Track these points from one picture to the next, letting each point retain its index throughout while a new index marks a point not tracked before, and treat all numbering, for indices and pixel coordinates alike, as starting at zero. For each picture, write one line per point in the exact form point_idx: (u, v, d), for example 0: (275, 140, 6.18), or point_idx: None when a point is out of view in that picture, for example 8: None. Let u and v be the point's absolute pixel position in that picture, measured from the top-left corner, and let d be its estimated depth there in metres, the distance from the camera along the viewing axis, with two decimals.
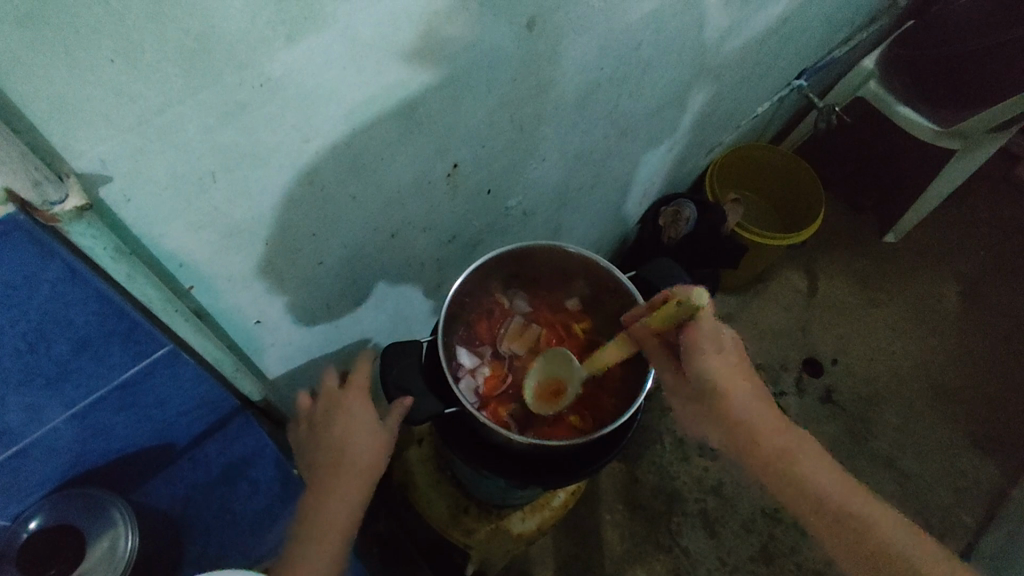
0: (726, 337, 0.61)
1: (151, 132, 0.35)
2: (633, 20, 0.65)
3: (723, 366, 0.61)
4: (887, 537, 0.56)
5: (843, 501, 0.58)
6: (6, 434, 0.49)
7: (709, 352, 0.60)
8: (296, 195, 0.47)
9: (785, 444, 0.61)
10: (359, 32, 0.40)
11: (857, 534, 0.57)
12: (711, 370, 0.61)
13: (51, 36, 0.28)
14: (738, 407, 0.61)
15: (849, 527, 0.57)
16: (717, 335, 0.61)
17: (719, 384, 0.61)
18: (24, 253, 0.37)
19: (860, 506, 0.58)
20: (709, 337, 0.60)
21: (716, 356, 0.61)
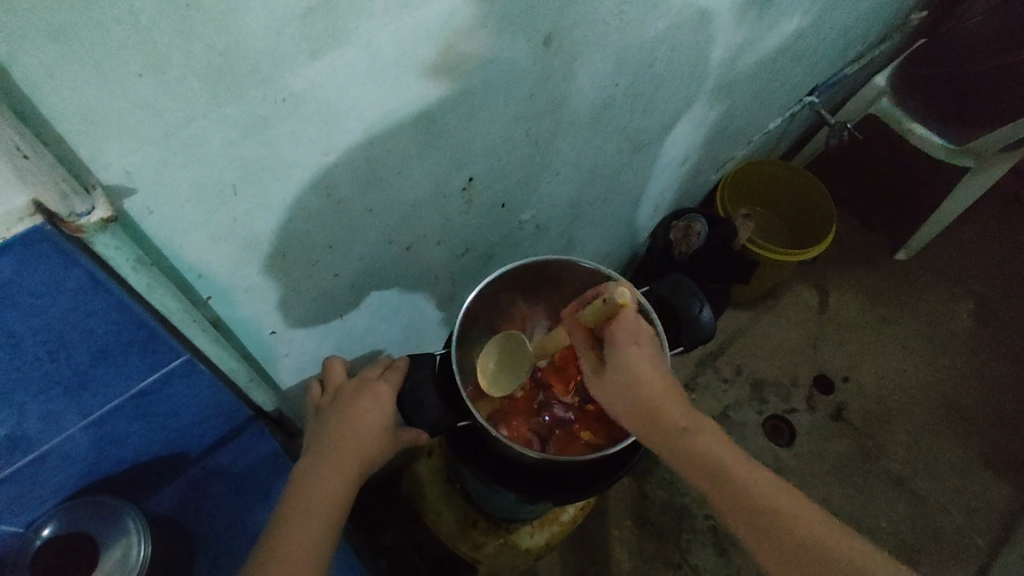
0: (646, 333, 0.53)
1: (175, 143, 0.35)
2: (647, 38, 0.66)
3: (637, 356, 0.52)
4: (794, 521, 0.43)
5: (745, 484, 0.44)
6: (24, 441, 0.49)
7: (624, 344, 0.53)
8: (314, 207, 0.48)
9: (686, 423, 0.48)
10: (380, 49, 0.41)
11: (763, 520, 0.43)
12: (622, 357, 0.52)
13: (81, 49, 0.28)
14: (641, 388, 0.50)
15: (754, 515, 0.44)
16: (636, 333, 0.53)
17: (631, 373, 0.51)
18: (47, 263, 0.37)
19: (769, 492, 0.44)
20: (625, 331, 0.53)
21: (634, 349, 0.52)
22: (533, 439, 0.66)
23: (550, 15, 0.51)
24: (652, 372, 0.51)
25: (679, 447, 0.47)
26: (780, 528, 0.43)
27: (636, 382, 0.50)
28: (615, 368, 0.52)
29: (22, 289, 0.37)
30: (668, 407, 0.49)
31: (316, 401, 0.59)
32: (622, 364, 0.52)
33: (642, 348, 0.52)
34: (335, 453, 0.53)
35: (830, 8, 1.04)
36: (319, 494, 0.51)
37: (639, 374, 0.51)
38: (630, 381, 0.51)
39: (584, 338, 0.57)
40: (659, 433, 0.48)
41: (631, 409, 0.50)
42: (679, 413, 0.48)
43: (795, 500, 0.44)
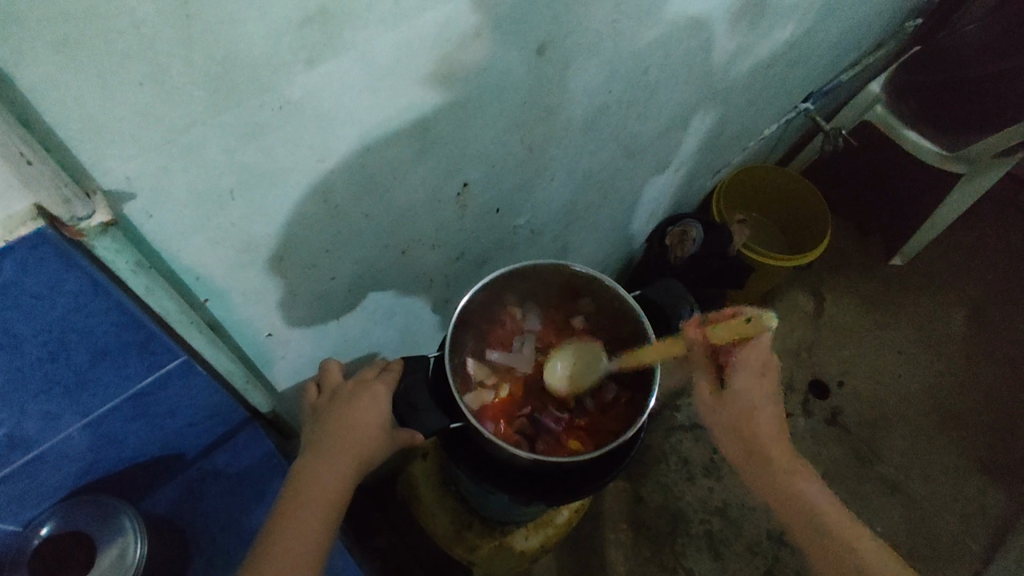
0: (773, 364, 0.68)
1: (175, 150, 0.36)
2: (640, 47, 0.67)
3: (758, 388, 0.68)
4: (852, 543, 0.61)
5: (818, 507, 0.65)
6: (24, 441, 0.50)
7: (750, 376, 0.68)
8: (310, 212, 0.49)
9: (793, 467, 0.67)
10: (375, 58, 0.42)
11: (802, 513, 0.65)
12: (747, 387, 0.68)
13: (86, 60, 0.30)
14: (753, 428, 0.68)
15: (813, 523, 0.64)
16: (761, 361, 0.67)
17: (750, 404, 0.68)
18: (49, 266, 0.38)
19: (843, 528, 0.63)
20: (751, 360, 0.68)
21: (752, 380, 0.68)
22: (521, 441, 0.66)
23: (545, 25, 0.53)
24: (767, 406, 0.68)
25: (788, 484, 0.66)
26: (820, 521, 0.64)
27: (750, 422, 0.68)
28: (737, 398, 0.68)
29: (24, 290, 0.38)
30: (775, 451, 0.67)
31: (311, 402, 0.60)
32: (742, 394, 0.68)
33: (761, 378, 0.68)
34: (331, 453, 0.54)
35: (823, 16, 1.06)
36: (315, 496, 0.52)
37: (752, 406, 0.68)
38: (747, 417, 0.68)
39: (707, 360, 0.68)
40: (761, 465, 0.67)
41: (740, 450, 0.69)
42: (780, 456, 0.67)
43: (831, 506, 0.65)
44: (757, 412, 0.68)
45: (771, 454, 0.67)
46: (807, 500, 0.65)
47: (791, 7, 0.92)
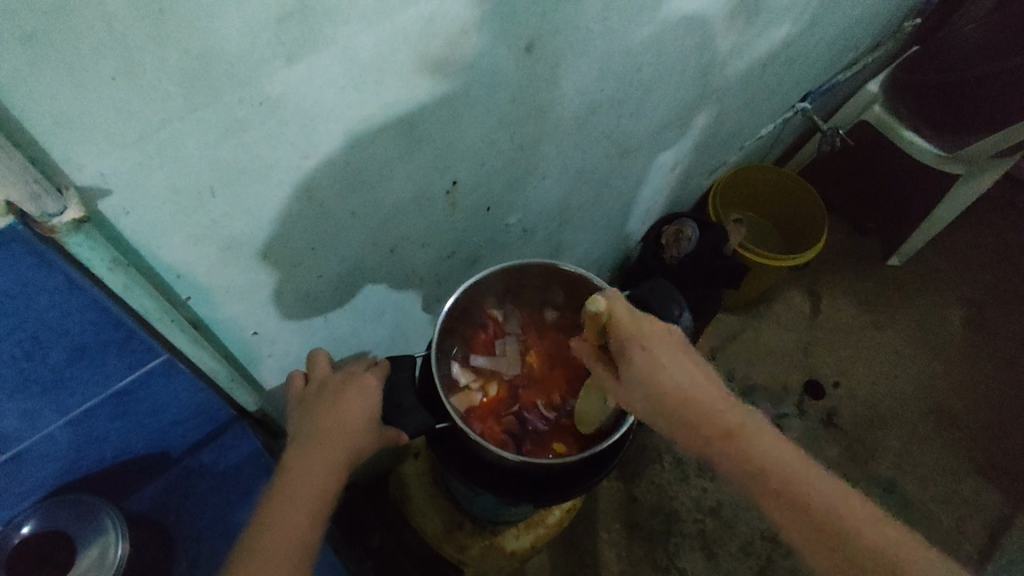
0: (658, 335, 0.51)
1: (151, 146, 0.36)
2: (633, 44, 0.66)
3: (648, 359, 0.49)
4: (848, 525, 0.41)
5: (814, 487, 0.42)
6: (2, 439, 0.49)
7: (631, 349, 0.50)
8: (295, 210, 0.48)
9: (721, 410, 0.46)
10: (358, 55, 0.41)
11: (805, 504, 0.42)
12: (636, 365, 0.49)
13: (55, 54, 0.29)
14: (673, 392, 0.47)
15: (826, 534, 0.41)
16: (643, 338, 0.51)
17: (648, 376, 0.48)
18: (22, 264, 0.37)
19: (850, 508, 0.42)
20: (628, 337, 0.51)
21: (639, 351, 0.50)
22: (506, 440, 0.65)
23: (533, 22, 0.52)
24: (679, 367, 0.49)
25: (731, 450, 0.44)
26: (824, 514, 0.41)
27: (657, 382, 0.48)
28: (630, 376, 0.49)
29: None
30: (713, 406, 0.46)
31: (297, 393, 0.58)
32: (637, 370, 0.49)
33: (651, 352, 0.50)
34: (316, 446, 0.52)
35: (821, 15, 1.05)
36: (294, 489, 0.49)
37: (652, 374, 0.48)
38: (651, 386, 0.48)
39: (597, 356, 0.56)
40: (700, 438, 0.45)
41: (671, 417, 0.47)
42: (729, 412, 0.46)
43: (828, 482, 0.43)
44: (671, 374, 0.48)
45: (718, 415, 0.46)
46: (796, 475, 0.43)
47: (787, 6, 0.91)
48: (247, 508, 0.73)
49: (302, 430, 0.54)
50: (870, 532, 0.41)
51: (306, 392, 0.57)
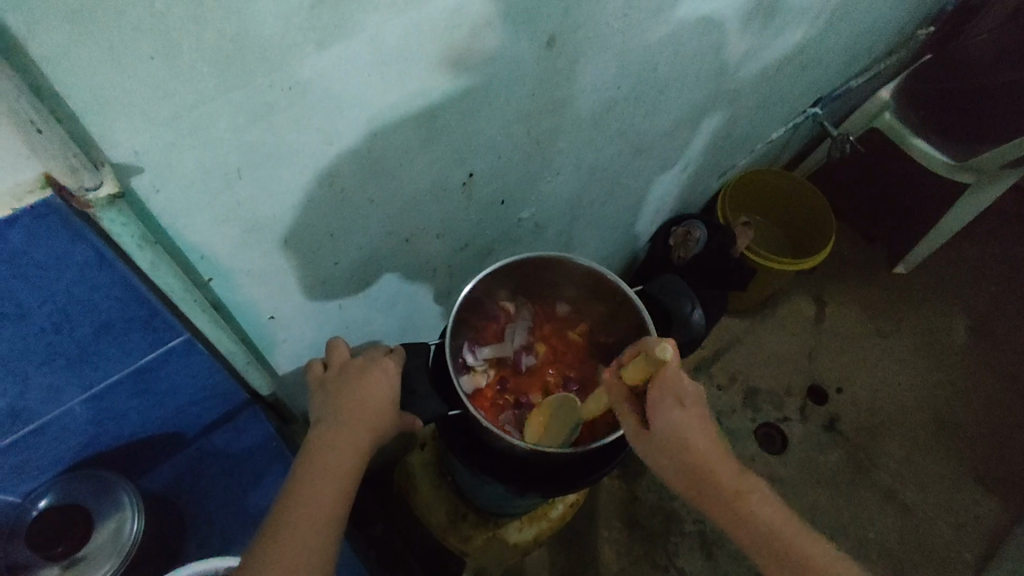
0: (689, 389, 0.52)
1: (183, 126, 0.37)
2: (650, 43, 0.67)
3: (685, 423, 0.51)
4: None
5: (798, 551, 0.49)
6: (24, 412, 0.50)
7: (670, 411, 0.51)
8: (316, 195, 0.49)
9: (732, 489, 0.51)
10: (384, 42, 0.42)
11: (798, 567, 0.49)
12: (671, 425, 0.51)
13: (97, 30, 0.30)
14: (694, 461, 0.51)
15: None
16: (682, 394, 0.51)
17: (678, 439, 0.51)
18: (56, 235, 0.38)
19: (806, 545, 0.50)
20: (669, 395, 0.51)
21: (679, 416, 0.51)
22: (511, 428, 0.66)
23: (555, 16, 0.53)
24: (696, 432, 0.51)
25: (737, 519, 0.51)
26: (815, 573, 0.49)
27: (684, 453, 0.51)
28: (665, 434, 0.52)
29: (30, 260, 0.39)
30: (724, 476, 0.51)
31: (317, 376, 0.59)
32: (671, 431, 0.51)
33: (689, 412, 0.51)
34: (339, 424, 0.53)
35: (837, 19, 1.05)
36: (317, 468, 0.49)
37: (682, 439, 0.51)
38: (677, 446, 0.51)
39: (623, 398, 0.54)
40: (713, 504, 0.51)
41: (682, 476, 0.52)
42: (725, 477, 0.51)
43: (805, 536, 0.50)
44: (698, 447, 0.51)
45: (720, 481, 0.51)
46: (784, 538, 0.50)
47: (803, 9, 0.91)
48: (258, 492, 0.74)
49: (321, 411, 0.55)
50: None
51: (322, 378, 0.58)
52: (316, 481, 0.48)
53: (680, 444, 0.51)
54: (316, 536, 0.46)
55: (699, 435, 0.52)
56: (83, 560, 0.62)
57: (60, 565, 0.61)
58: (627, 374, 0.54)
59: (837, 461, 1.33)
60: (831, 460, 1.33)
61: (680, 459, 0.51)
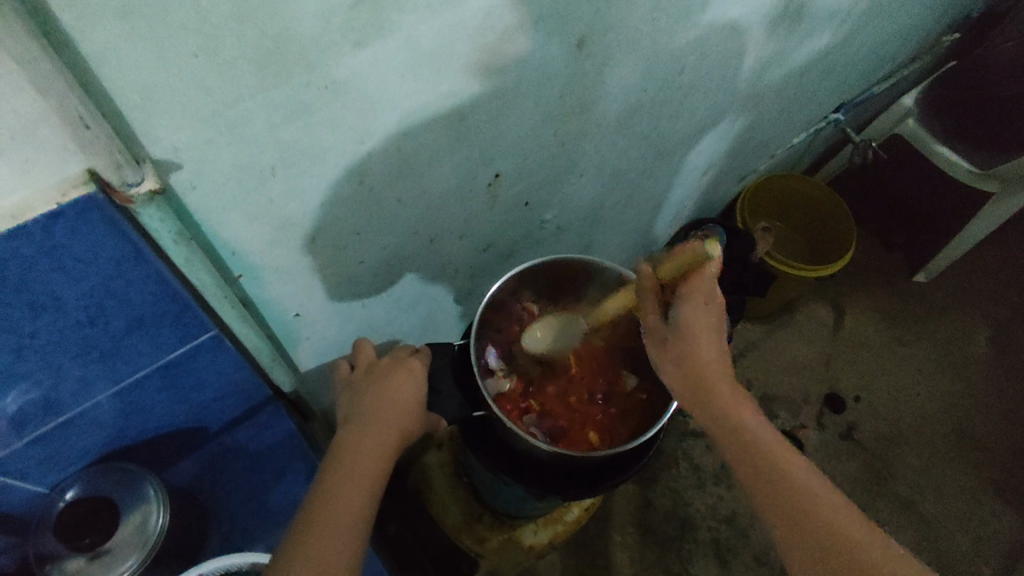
0: (719, 297, 0.53)
1: (222, 124, 0.37)
2: (678, 46, 0.67)
3: (702, 319, 0.52)
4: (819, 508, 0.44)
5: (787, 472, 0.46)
6: (57, 404, 0.51)
7: (695, 302, 0.53)
8: (346, 194, 0.49)
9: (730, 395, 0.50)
10: (420, 43, 0.42)
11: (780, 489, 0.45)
12: (692, 316, 0.52)
13: (145, 29, 0.30)
14: (704, 369, 0.51)
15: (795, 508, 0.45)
16: (710, 294, 0.53)
17: (692, 332, 0.52)
18: (96, 231, 0.39)
19: (800, 476, 0.46)
20: (699, 289, 0.53)
21: (699, 309, 0.52)
22: (534, 431, 0.66)
23: (585, 20, 0.53)
24: (709, 337, 0.52)
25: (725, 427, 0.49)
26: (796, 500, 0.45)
27: (692, 346, 0.51)
28: (682, 324, 0.52)
29: (70, 255, 0.39)
30: (716, 377, 0.50)
31: (344, 376, 0.60)
32: (689, 323, 0.52)
33: (711, 313, 0.52)
34: (366, 424, 0.53)
35: (864, 24, 1.04)
36: (344, 468, 0.49)
37: (696, 337, 0.52)
38: (686, 340, 0.52)
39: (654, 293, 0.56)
40: (702, 399, 0.50)
41: (688, 385, 0.51)
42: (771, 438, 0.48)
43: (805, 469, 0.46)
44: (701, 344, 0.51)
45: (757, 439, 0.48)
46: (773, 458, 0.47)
47: (829, 14, 0.91)
48: (281, 488, 0.76)
49: (348, 412, 0.55)
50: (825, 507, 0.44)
51: (349, 378, 0.59)
52: (344, 482, 0.48)
53: (688, 336, 0.52)
54: (344, 532, 0.46)
55: (707, 332, 0.52)
56: (108, 553, 0.62)
57: (86, 557, 0.61)
58: (665, 269, 0.57)
59: (854, 470, 1.32)
60: (848, 470, 1.32)
61: (681, 349, 0.52)
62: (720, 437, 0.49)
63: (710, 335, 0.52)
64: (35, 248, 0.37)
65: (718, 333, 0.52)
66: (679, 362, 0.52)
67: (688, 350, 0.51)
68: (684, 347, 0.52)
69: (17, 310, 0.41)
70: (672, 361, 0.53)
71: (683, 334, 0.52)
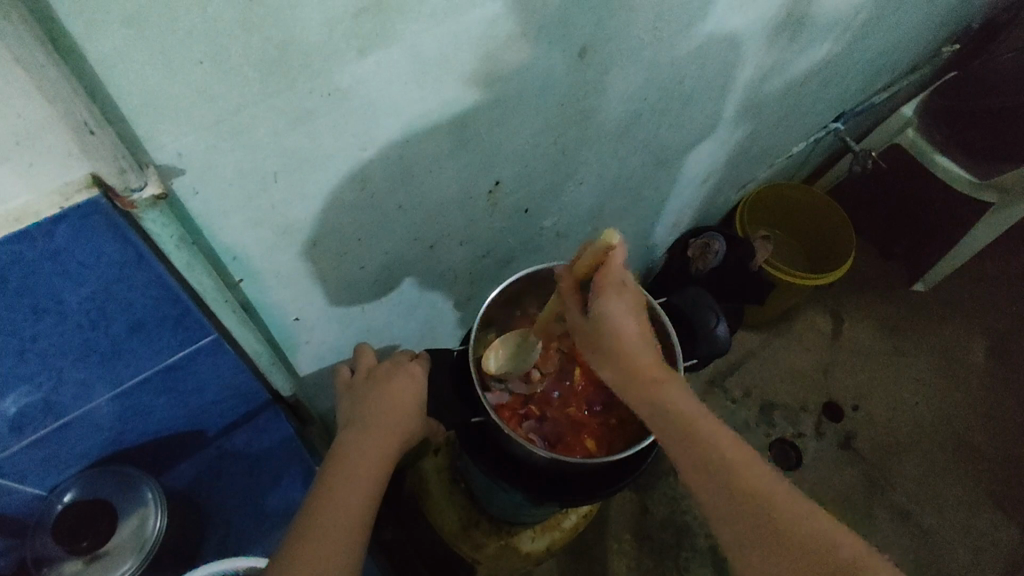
0: (632, 283, 0.52)
1: (226, 130, 0.37)
2: (678, 56, 0.67)
3: (622, 310, 0.51)
4: (756, 480, 0.43)
5: (718, 442, 0.44)
6: (56, 407, 0.51)
7: (610, 296, 0.51)
8: (348, 199, 0.50)
9: (658, 373, 0.48)
10: (423, 51, 0.42)
11: (719, 460, 0.43)
12: (610, 310, 0.51)
13: (152, 35, 0.30)
14: (626, 354, 0.49)
15: (734, 480, 0.43)
16: (622, 281, 0.52)
17: (613, 325, 0.50)
18: (100, 235, 0.39)
19: (732, 448, 0.44)
20: (613, 280, 0.52)
21: (616, 307, 0.51)
22: (533, 437, 0.66)
23: (587, 29, 0.53)
24: (631, 323, 0.51)
25: (654, 403, 0.47)
26: (734, 473, 0.43)
27: (615, 333, 0.50)
28: (601, 318, 0.51)
29: (74, 258, 0.39)
30: (641, 357, 0.49)
31: (345, 382, 0.60)
32: (607, 316, 0.51)
33: (626, 301, 0.51)
34: (367, 429, 0.53)
35: (864, 34, 1.05)
36: (347, 471, 0.50)
37: (619, 328, 0.50)
38: (608, 334, 0.50)
39: (572, 290, 0.55)
40: (628, 383, 0.49)
41: (612, 371, 0.50)
42: (730, 443, 0.44)
43: (737, 442, 0.45)
44: (622, 336, 0.50)
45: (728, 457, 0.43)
46: (706, 432, 0.45)
47: (828, 26, 0.91)
48: (277, 492, 0.76)
49: (351, 416, 0.55)
50: (762, 481, 0.43)
51: (350, 384, 0.59)
52: (349, 486, 0.49)
53: (608, 330, 0.50)
54: (345, 537, 0.46)
55: (628, 324, 0.50)
56: (105, 556, 0.62)
57: (83, 560, 0.61)
58: (577, 265, 0.54)
59: (851, 479, 1.32)
60: (844, 479, 1.32)
61: (605, 343, 0.51)
62: (647, 410, 0.47)
63: (636, 324, 0.51)
64: (38, 252, 0.37)
65: (640, 322, 0.51)
66: (606, 357, 0.51)
67: (612, 345, 0.50)
68: (607, 342, 0.50)
69: (18, 312, 0.41)
70: (597, 353, 0.52)
71: (605, 325, 0.51)
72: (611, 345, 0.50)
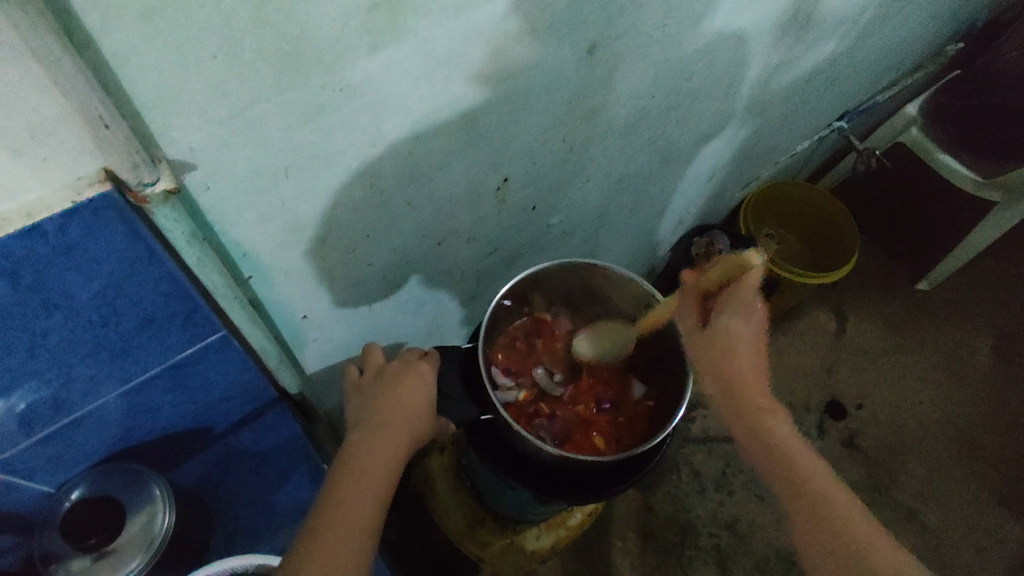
0: (762, 307, 0.56)
1: (238, 125, 0.37)
2: (686, 52, 0.67)
3: (745, 334, 0.56)
4: (835, 505, 0.49)
5: (811, 472, 0.51)
6: (65, 404, 0.51)
7: (738, 319, 0.56)
8: (357, 195, 0.49)
9: (767, 405, 0.55)
10: (434, 46, 0.42)
11: (803, 485, 0.50)
12: (735, 335, 0.56)
13: (165, 29, 0.30)
14: (741, 379, 0.56)
15: (813, 502, 0.49)
16: (752, 306, 0.56)
17: (732, 348, 0.56)
18: (112, 230, 0.39)
19: (822, 480, 0.51)
20: (742, 303, 0.56)
21: (744, 327, 0.56)
22: (541, 434, 0.66)
23: (597, 23, 0.53)
24: (751, 350, 0.56)
25: (759, 431, 0.54)
26: (817, 497, 0.49)
27: (735, 356, 0.56)
28: (726, 339, 0.57)
29: (86, 253, 0.39)
30: (752, 387, 0.56)
31: (354, 380, 0.60)
32: (729, 338, 0.57)
33: (752, 327, 0.56)
34: (377, 427, 0.53)
35: (871, 31, 1.04)
36: (358, 469, 0.50)
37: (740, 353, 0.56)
38: (726, 354, 0.56)
39: (695, 299, 0.59)
40: (735, 406, 0.56)
41: (720, 390, 0.57)
42: (822, 476, 0.51)
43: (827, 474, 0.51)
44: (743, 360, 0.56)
45: (817, 486, 0.50)
46: (799, 462, 0.51)
47: (836, 23, 0.91)
48: (284, 489, 0.76)
49: (361, 414, 0.55)
50: (844, 508, 0.49)
51: (359, 382, 0.59)
52: (361, 484, 0.49)
53: (728, 351, 0.56)
54: (356, 535, 0.46)
55: (748, 349, 0.56)
56: (113, 553, 0.62)
57: (91, 557, 0.61)
58: (705, 276, 0.58)
59: (855, 477, 1.32)
60: (847, 478, 1.32)
61: (720, 360, 0.57)
62: (748, 436, 0.55)
63: (755, 348, 0.56)
64: (50, 247, 0.37)
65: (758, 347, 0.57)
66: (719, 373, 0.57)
67: (728, 366, 0.56)
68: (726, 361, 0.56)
69: (29, 308, 0.41)
70: (711, 368, 0.58)
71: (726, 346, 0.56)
72: (728, 363, 0.56)
